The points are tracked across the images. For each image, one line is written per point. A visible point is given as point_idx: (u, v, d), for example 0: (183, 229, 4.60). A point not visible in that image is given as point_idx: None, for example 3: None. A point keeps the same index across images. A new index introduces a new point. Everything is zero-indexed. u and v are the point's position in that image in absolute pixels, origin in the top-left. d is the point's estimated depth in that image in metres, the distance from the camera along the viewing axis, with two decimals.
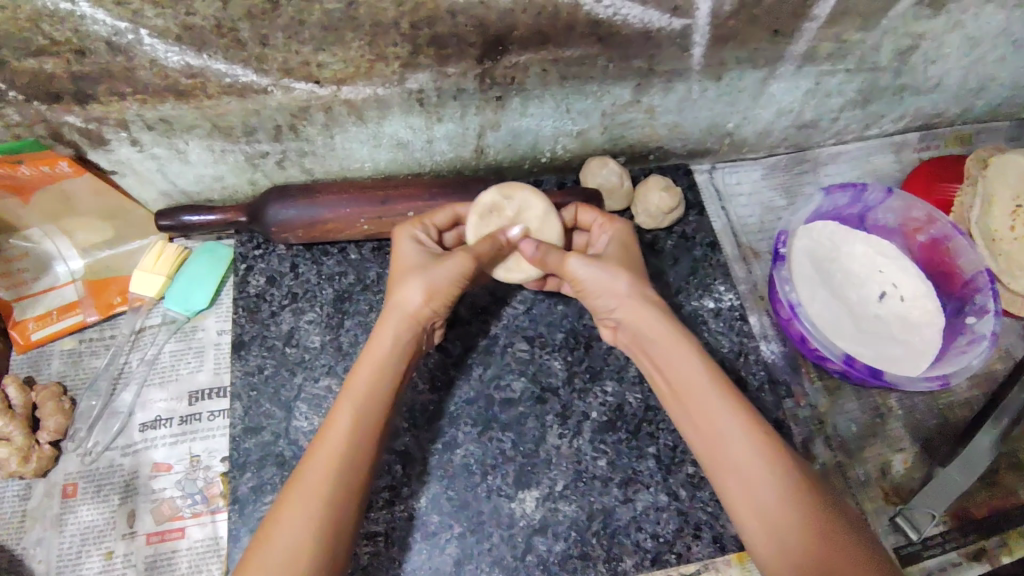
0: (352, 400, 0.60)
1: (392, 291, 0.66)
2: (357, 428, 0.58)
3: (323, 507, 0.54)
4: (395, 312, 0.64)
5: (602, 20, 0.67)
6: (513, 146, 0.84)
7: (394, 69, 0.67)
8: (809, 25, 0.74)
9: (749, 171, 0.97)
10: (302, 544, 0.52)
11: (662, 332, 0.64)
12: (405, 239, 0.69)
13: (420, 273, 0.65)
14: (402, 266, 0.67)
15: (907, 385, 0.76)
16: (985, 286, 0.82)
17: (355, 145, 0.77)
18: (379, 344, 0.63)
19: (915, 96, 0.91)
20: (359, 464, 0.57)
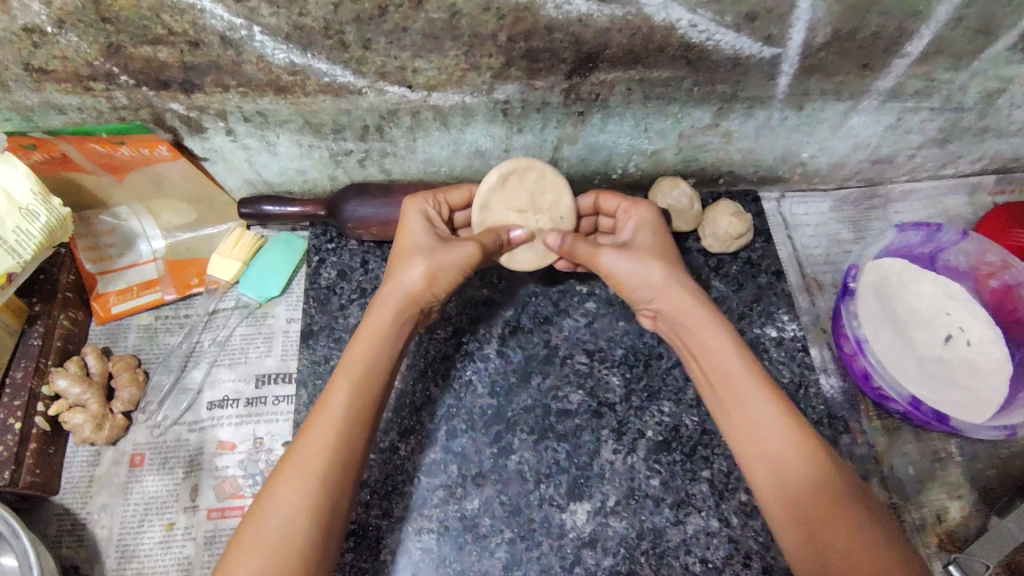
0: (350, 376, 0.62)
1: (393, 271, 0.68)
2: (352, 401, 0.61)
3: (314, 481, 0.57)
4: (393, 294, 0.66)
5: (694, 44, 0.67)
6: (587, 161, 0.84)
7: (485, 78, 0.69)
8: (901, 61, 0.74)
9: (818, 203, 0.96)
10: (297, 517, 0.55)
11: (710, 330, 0.68)
12: (416, 214, 0.71)
13: (426, 256, 0.66)
14: (405, 245, 0.69)
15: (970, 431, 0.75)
16: None
17: (434, 149, 0.79)
18: (378, 323, 0.65)
19: (999, 138, 0.90)
20: (347, 438, 0.59)
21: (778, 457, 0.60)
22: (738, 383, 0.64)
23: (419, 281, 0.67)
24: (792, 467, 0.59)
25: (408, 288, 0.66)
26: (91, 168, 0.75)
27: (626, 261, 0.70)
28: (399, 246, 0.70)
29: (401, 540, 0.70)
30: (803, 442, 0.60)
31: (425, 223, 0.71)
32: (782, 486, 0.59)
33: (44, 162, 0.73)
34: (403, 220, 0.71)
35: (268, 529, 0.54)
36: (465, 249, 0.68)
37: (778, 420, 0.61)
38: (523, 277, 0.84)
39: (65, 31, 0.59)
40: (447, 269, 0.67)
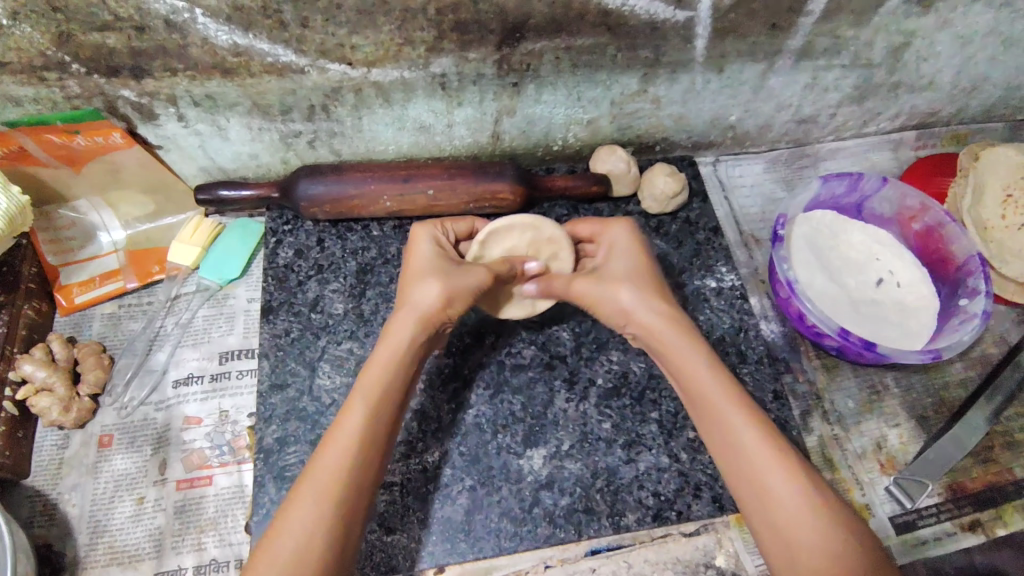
0: (363, 397, 0.62)
1: (408, 291, 0.68)
2: (367, 424, 0.60)
3: (330, 504, 0.56)
4: (410, 313, 0.66)
5: (612, 10, 0.73)
6: (527, 133, 0.89)
7: (420, 52, 0.74)
8: (805, 20, 0.80)
9: (751, 165, 1.02)
10: (313, 535, 0.55)
11: (688, 352, 0.67)
12: (424, 239, 0.73)
13: (441, 275, 0.67)
14: (416, 269, 0.70)
15: (901, 358, 0.79)
16: (977, 270, 0.85)
17: (380, 127, 0.83)
18: (387, 343, 0.65)
19: (911, 94, 0.96)
20: (360, 459, 0.59)
21: (762, 478, 0.59)
22: (717, 397, 0.64)
23: (434, 298, 0.67)
24: (778, 487, 0.59)
25: (423, 307, 0.67)
26: (48, 161, 0.78)
27: (595, 284, 0.71)
28: (409, 268, 0.72)
29: None
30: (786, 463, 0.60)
31: (431, 247, 0.73)
32: (770, 511, 0.58)
33: (3, 158, 0.76)
34: (414, 247, 0.73)
35: (283, 548, 0.54)
36: (478, 275, 0.70)
37: (759, 438, 0.61)
38: None
39: (18, 22, 0.63)
40: (460, 289, 0.68)
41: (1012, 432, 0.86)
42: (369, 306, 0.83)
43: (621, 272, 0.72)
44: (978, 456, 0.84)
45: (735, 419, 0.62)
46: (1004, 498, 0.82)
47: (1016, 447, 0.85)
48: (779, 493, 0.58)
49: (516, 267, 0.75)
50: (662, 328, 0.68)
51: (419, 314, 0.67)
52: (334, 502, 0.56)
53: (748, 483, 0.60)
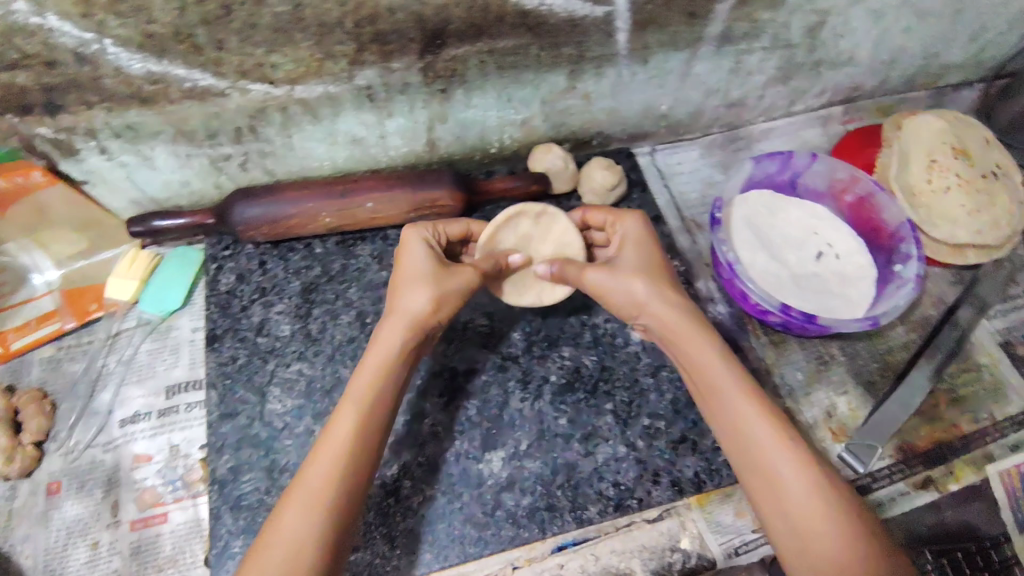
0: (354, 400, 0.62)
1: (398, 298, 0.69)
2: (358, 427, 0.61)
3: (320, 510, 0.56)
4: (400, 319, 0.67)
5: (530, 11, 0.73)
6: (462, 138, 0.89)
7: (342, 66, 0.73)
8: (721, 7, 0.81)
9: (688, 152, 1.03)
10: (304, 541, 0.55)
11: (698, 345, 0.67)
12: (416, 242, 0.72)
13: (430, 283, 0.68)
14: (405, 273, 0.70)
15: (842, 327, 0.81)
16: (908, 235, 0.88)
17: (312, 144, 0.82)
18: (379, 348, 0.66)
19: (833, 70, 0.99)
20: (350, 465, 0.59)
21: (775, 471, 0.60)
22: (726, 388, 0.65)
23: (425, 306, 0.67)
24: (792, 481, 0.60)
25: (415, 314, 0.67)
26: None
27: (610, 276, 0.71)
28: (400, 272, 0.71)
29: None
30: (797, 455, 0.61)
31: (425, 249, 0.72)
32: (778, 499, 0.60)
33: None
34: (404, 247, 0.72)
35: (274, 551, 0.54)
36: (463, 275, 0.70)
37: (769, 428, 0.62)
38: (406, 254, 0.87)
39: None
40: (450, 294, 0.69)
41: (956, 389, 0.89)
42: (316, 325, 0.82)
43: (636, 263, 0.72)
44: (926, 415, 0.87)
45: (746, 411, 0.63)
46: (952, 454, 0.85)
47: (961, 403, 0.88)
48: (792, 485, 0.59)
49: (502, 261, 0.76)
50: (672, 321, 0.69)
51: (409, 322, 0.67)
52: (325, 508, 0.56)
53: (751, 468, 0.62)
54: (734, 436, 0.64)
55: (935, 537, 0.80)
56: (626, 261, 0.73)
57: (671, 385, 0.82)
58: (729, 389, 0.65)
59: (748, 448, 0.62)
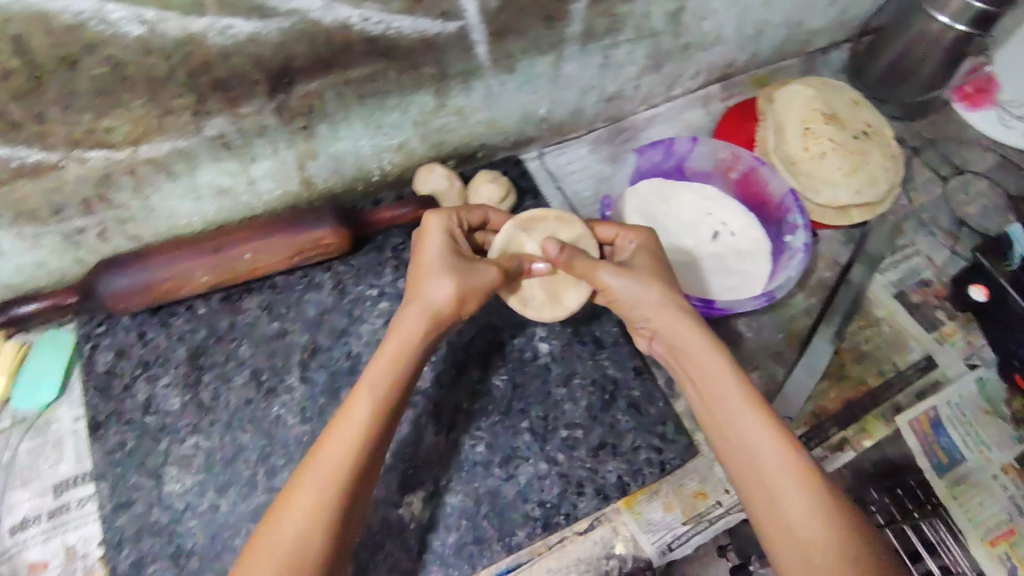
0: (373, 386, 0.59)
1: (419, 285, 0.65)
2: (375, 418, 0.57)
3: (330, 502, 0.53)
4: (417, 307, 0.64)
5: (377, 36, 0.70)
6: (339, 171, 0.86)
7: (187, 119, 0.68)
8: (576, 6, 0.80)
9: (576, 150, 1.03)
10: (309, 533, 0.52)
11: (706, 355, 0.65)
12: (437, 228, 0.69)
13: (453, 274, 0.64)
14: (426, 260, 0.66)
15: (741, 307, 0.83)
16: (793, 205, 0.91)
17: (174, 202, 0.77)
18: (399, 338, 0.62)
19: (703, 51, 1.00)
20: (363, 460, 0.56)
21: (774, 480, 0.58)
22: (729, 400, 0.63)
23: (447, 300, 0.64)
24: (790, 492, 0.56)
25: (434, 304, 0.64)
26: None
27: (626, 278, 0.69)
28: (419, 259, 0.67)
29: None
30: (801, 471, 0.57)
31: (449, 230, 0.69)
32: (779, 514, 0.56)
33: None
34: (425, 236, 0.68)
35: (276, 543, 0.51)
36: (492, 270, 0.67)
37: (766, 437, 0.60)
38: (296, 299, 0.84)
39: None
40: (472, 290, 0.65)
41: (861, 345, 0.92)
42: (208, 392, 0.78)
43: (646, 267, 0.71)
44: (834, 376, 0.89)
45: (750, 421, 0.61)
46: (863, 410, 0.87)
47: (866, 359, 0.91)
48: (788, 498, 0.56)
49: (524, 263, 0.73)
50: (673, 330, 0.68)
51: (426, 313, 0.64)
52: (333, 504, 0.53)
53: (752, 475, 0.59)
54: (736, 449, 0.61)
55: (870, 480, 0.85)
56: (639, 264, 0.71)
57: (585, 391, 0.81)
58: (734, 398, 0.62)
59: (750, 457, 0.60)
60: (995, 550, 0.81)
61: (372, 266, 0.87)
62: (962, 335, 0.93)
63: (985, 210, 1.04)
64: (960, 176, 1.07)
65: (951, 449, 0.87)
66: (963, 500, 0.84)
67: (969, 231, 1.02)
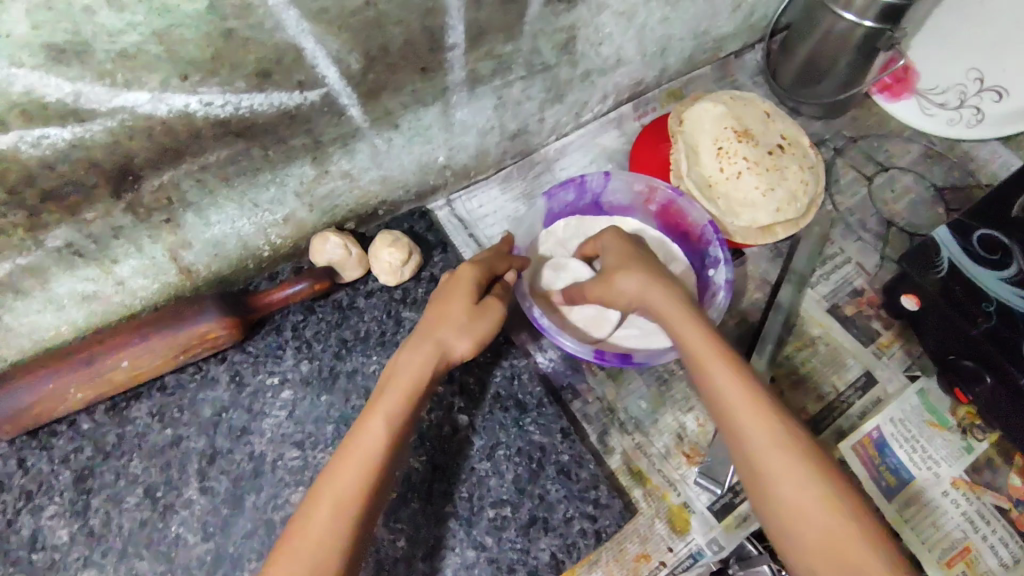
0: (387, 409, 0.58)
1: (437, 326, 0.65)
2: (392, 439, 0.57)
3: (348, 515, 0.53)
4: (434, 340, 0.64)
5: (228, 118, 0.64)
6: (222, 255, 0.79)
7: (20, 237, 0.62)
8: (453, 54, 0.74)
9: (487, 192, 0.97)
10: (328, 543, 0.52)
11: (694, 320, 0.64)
12: (468, 275, 0.69)
13: (468, 324, 0.66)
14: (459, 294, 0.67)
15: (654, 359, 0.78)
16: (713, 236, 0.88)
17: (34, 316, 0.70)
18: (403, 372, 0.61)
19: (606, 75, 0.95)
20: (380, 479, 0.56)
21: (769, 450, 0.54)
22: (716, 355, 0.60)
23: (465, 342, 0.66)
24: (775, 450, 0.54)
25: (449, 349, 0.65)
26: None
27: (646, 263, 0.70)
28: (448, 301, 0.67)
29: None
30: (798, 443, 0.54)
31: (478, 271, 0.70)
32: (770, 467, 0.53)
33: None
34: (455, 280, 0.69)
35: (301, 556, 0.51)
36: (497, 310, 0.69)
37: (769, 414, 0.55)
38: (191, 400, 0.77)
39: None
40: (486, 330, 0.67)
41: (796, 370, 0.88)
42: (99, 518, 0.71)
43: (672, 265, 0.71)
44: None
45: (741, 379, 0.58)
46: None
47: (803, 384, 0.88)
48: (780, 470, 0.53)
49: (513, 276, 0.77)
50: (666, 308, 0.65)
51: (437, 349, 0.64)
52: (354, 515, 0.53)
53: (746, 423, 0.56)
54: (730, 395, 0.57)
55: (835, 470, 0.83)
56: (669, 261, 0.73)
57: (510, 463, 0.76)
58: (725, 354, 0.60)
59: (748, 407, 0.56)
60: (952, 572, 0.78)
61: (271, 351, 0.80)
62: (899, 344, 0.90)
63: (913, 207, 1.01)
64: (884, 173, 1.03)
65: (897, 468, 0.83)
66: (914, 523, 0.80)
67: (898, 231, 0.98)
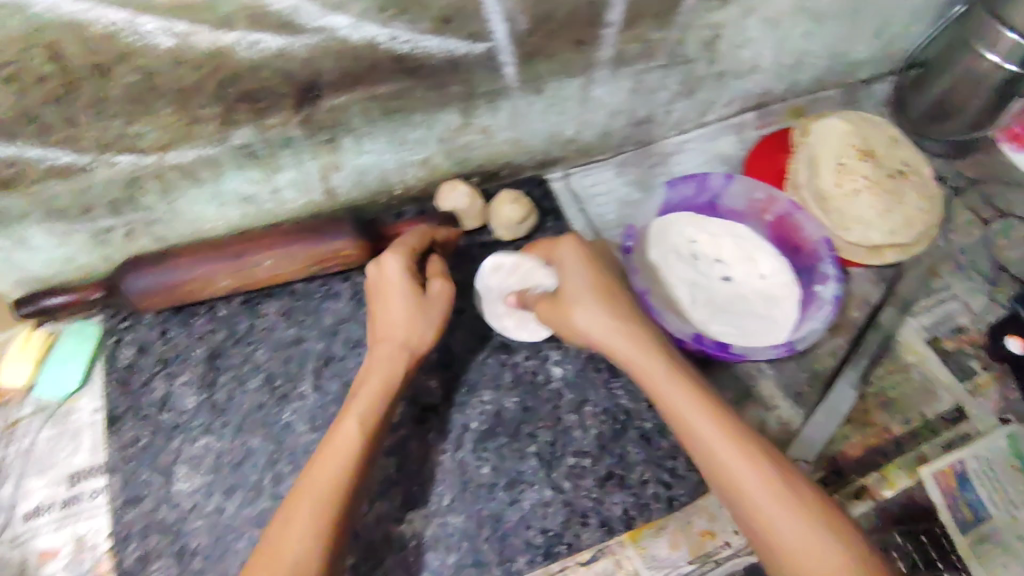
0: (357, 413, 0.65)
1: (383, 325, 0.72)
2: (360, 440, 0.63)
3: (329, 508, 0.59)
4: (397, 343, 0.71)
5: (404, 55, 0.71)
6: (362, 183, 0.87)
7: (213, 129, 0.70)
8: (607, 31, 0.79)
9: (602, 172, 1.02)
10: (310, 534, 0.57)
11: (657, 369, 0.66)
12: (392, 266, 0.73)
13: (402, 317, 0.71)
14: (394, 294, 0.73)
15: (755, 354, 0.81)
16: (827, 254, 0.89)
17: (200, 206, 0.79)
18: (370, 379, 0.68)
19: (738, 79, 0.98)
20: (355, 474, 0.62)
21: (757, 493, 0.58)
22: (683, 408, 0.63)
23: (404, 329, 0.71)
24: (758, 491, 0.58)
25: (416, 343, 0.72)
26: None
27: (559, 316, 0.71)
28: (388, 296, 0.72)
29: None
30: (789, 486, 0.58)
31: (405, 264, 0.74)
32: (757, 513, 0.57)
33: None
34: (384, 276, 0.73)
35: (285, 549, 0.56)
36: (443, 296, 0.74)
37: (759, 461, 0.59)
38: (315, 308, 0.85)
39: None
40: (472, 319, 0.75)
41: (884, 392, 0.89)
42: (223, 394, 0.79)
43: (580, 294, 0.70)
44: (856, 421, 0.87)
45: (700, 428, 0.61)
46: (884, 459, 0.85)
47: (890, 406, 0.88)
48: (772, 510, 0.57)
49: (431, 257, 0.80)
50: (646, 359, 0.66)
51: (403, 349, 0.71)
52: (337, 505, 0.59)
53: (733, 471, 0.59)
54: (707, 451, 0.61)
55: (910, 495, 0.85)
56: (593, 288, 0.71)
57: (596, 419, 0.80)
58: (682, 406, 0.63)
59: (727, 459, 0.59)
60: None
61: None
62: (996, 387, 0.89)
63: None
64: (1005, 219, 1.02)
65: (976, 505, 0.82)
66: (986, 562, 0.79)
67: (1009, 278, 0.97)
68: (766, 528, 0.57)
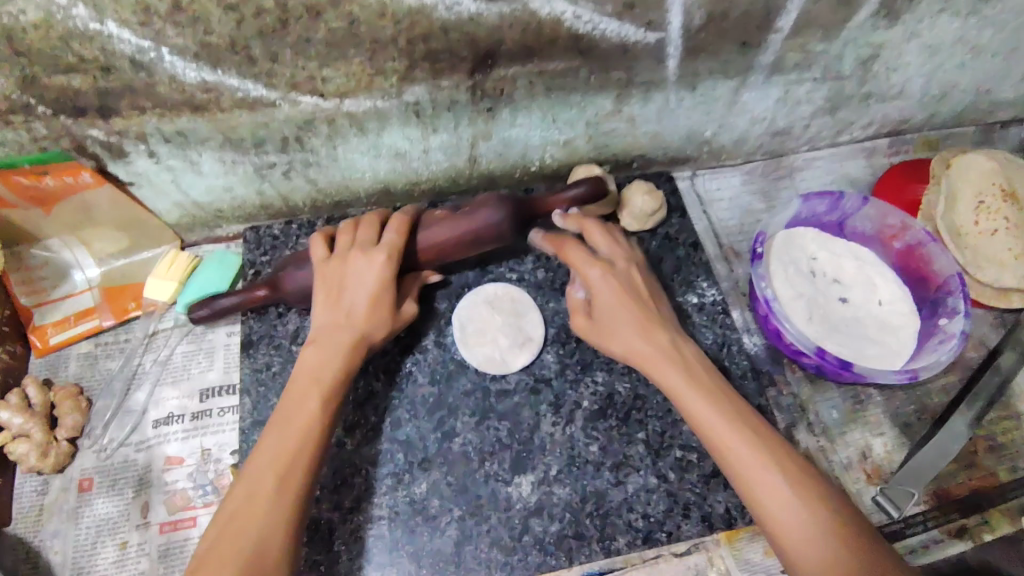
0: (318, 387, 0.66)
1: (363, 309, 0.70)
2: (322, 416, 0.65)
3: (295, 464, 0.61)
4: (350, 328, 0.69)
5: (583, 35, 0.73)
6: (504, 155, 0.89)
7: (392, 82, 0.73)
8: (774, 37, 0.80)
9: (728, 177, 1.02)
10: (274, 485, 0.60)
11: (663, 364, 0.69)
12: (375, 261, 0.71)
13: (385, 320, 0.72)
14: (369, 287, 0.71)
15: (877, 376, 0.78)
16: (957, 289, 0.85)
17: (356, 156, 0.83)
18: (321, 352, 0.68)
19: (882, 103, 0.98)
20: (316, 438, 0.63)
21: (772, 491, 0.60)
22: (695, 403, 0.66)
23: (364, 316, 0.70)
24: (766, 486, 0.60)
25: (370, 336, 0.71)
26: (18, 202, 0.76)
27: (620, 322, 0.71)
28: (371, 286, 0.71)
29: (353, 530, 0.73)
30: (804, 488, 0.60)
31: (391, 263, 0.72)
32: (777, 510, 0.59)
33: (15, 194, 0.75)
34: (367, 263, 0.71)
35: (250, 498, 0.59)
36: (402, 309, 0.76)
37: (759, 455, 0.61)
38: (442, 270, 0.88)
39: None
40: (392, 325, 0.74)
41: (994, 436, 0.88)
42: None
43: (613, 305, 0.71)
44: (962, 461, 0.86)
45: (712, 421, 0.64)
46: (987, 503, 0.82)
47: (1000, 451, 0.87)
48: (787, 511, 0.58)
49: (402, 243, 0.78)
50: (649, 353, 0.70)
51: (360, 338, 0.70)
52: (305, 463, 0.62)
53: (746, 466, 0.61)
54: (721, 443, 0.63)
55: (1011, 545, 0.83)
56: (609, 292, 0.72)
57: None
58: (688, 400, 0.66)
59: (734, 453, 0.62)
60: None
61: (516, 251, 0.90)
62: None
63: None
64: None
65: None
66: None
67: None
68: (779, 520, 0.59)
